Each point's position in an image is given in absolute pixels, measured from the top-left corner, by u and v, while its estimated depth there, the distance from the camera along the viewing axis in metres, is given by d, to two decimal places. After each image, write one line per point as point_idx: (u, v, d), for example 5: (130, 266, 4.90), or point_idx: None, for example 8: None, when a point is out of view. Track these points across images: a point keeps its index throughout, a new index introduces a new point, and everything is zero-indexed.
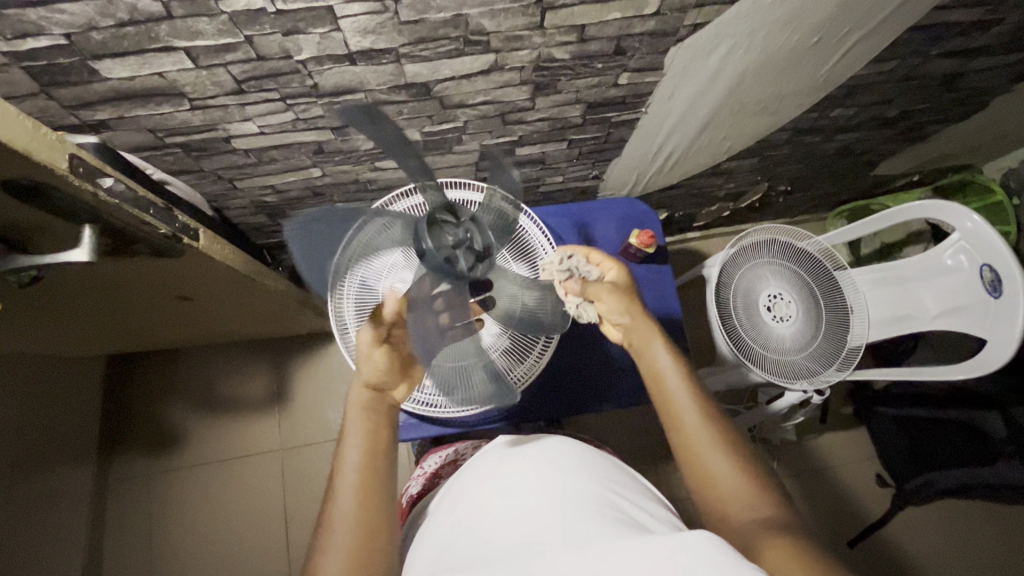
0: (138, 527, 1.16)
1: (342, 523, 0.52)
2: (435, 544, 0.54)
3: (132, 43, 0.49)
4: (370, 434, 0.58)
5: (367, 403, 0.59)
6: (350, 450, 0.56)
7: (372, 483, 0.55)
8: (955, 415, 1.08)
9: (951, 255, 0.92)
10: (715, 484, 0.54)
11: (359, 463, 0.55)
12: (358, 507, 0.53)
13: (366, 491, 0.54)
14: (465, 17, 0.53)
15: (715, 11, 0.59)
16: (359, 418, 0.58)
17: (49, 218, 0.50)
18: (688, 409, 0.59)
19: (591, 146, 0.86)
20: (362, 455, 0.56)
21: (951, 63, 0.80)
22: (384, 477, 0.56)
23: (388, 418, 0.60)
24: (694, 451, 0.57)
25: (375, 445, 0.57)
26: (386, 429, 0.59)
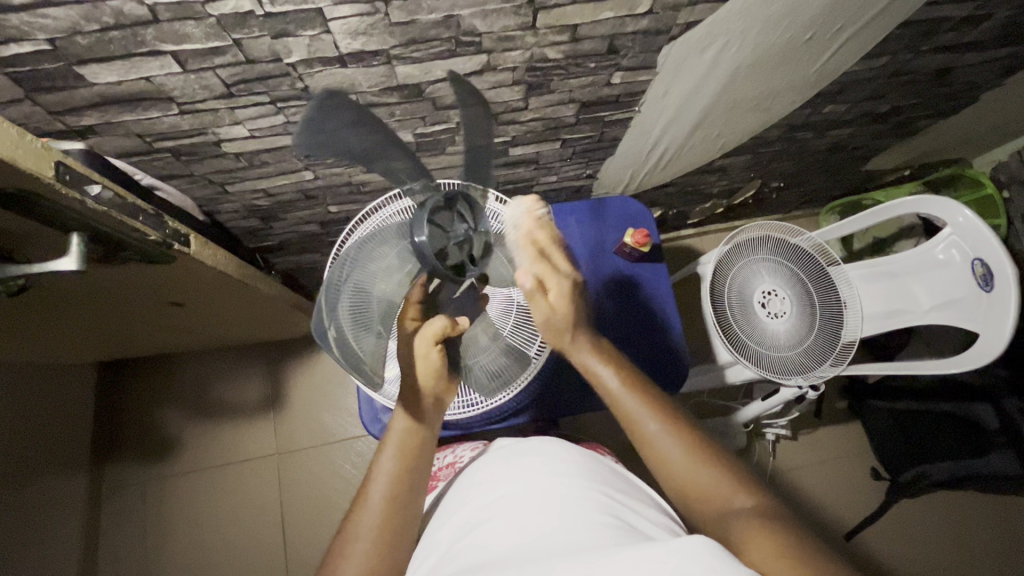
0: (134, 534, 1.15)
1: (365, 532, 0.53)
2: (433, 552, 0.54)
3: (118, 47, 0.48)
4: (411, 443, 0.59)
5: (414, 411, 0.60)
6: (386, 458, 0.58)
7: (399, 495, 0.55)
8: (945, 406, 1.10)
9: (942, 249, 0.92)
10: (681, 482, 0.55)
11: (392, 474, 0.57)
12: (383, 518, 0.54)
13: (394, 500, 0.55)
14: (458, 18, 0.52)
15: (707, 9, 0.59)
16: (403, 426, 0.60)
17: (37, 227, 0.49)
18: (644, 415, 0.59)
19: (585, 145, 0.86)
20: (396, 465, 0.57)
21: (942, 58, 0.81)
22: (414, 490, 0.57)
23: (433, 428, 0.61)
24: (652, 451, 0.57)
25: (412, 455, 0.58)
26: (428, 436, 0.60)
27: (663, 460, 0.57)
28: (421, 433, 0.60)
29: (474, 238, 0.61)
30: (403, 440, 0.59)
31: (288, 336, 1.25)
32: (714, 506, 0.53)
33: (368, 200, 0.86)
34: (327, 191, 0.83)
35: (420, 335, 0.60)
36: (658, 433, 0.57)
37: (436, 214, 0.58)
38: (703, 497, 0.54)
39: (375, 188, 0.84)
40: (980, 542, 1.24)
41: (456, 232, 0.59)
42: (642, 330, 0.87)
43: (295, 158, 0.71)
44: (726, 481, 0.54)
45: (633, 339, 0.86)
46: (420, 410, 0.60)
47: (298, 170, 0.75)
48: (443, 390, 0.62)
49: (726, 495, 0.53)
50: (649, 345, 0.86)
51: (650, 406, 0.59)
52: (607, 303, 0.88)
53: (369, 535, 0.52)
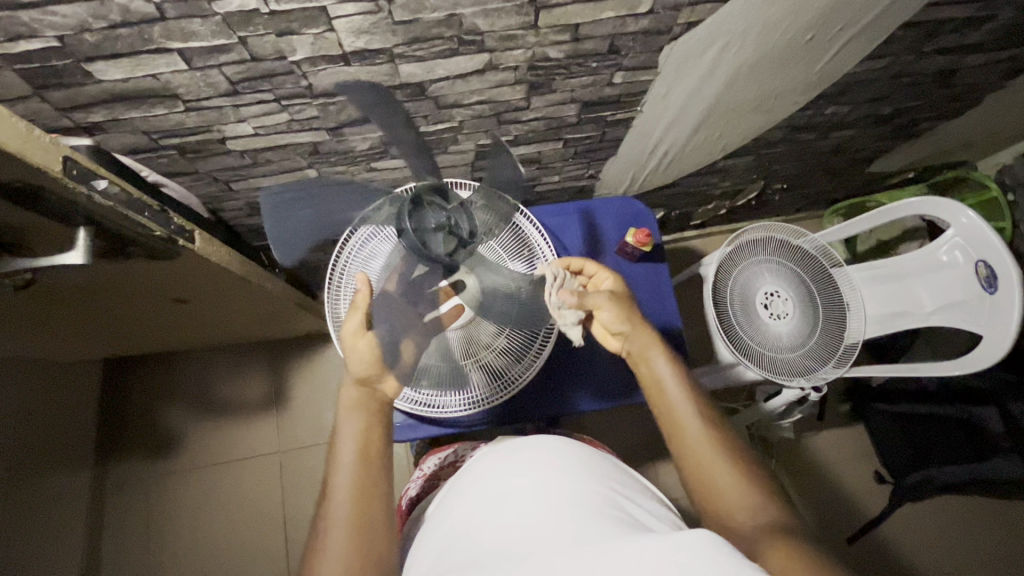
0: (137, 531, 1.16)
1: (337, 525, 0.54)
2: (436, 545, 0.54)
3: (125, 44, 0.49)
4: (361, 432, 0.59)
5: (354, 400, 0.61)
6: (342, 452, 0.58)
7: (362, 484, 0.56)
8: (952, 411, 1.09)
9: (946, 251, 0.92)
10: (705, 487, 0.56)
11: (352, 464, 0.57)
12: (352, 509, 0.55)
13: (360, 490, 0.56)
14: (460, 17, 0.53)
15: (708, 9, 0.59)
16: (349, 417, 0.60)
17: (44, 221, 0.50)
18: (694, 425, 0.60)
19: (587, 145, 0.86)
20: (354, 456, 0.58)
21: (945, 59, 0.81)
22: (373, 475, 0.57)
23: (380, 413, 0.62)
24: (700, 458, 0.58)
25: (362, 441, 0.59)
26: (377, 422, 0.61)
27: (707, 466, 0.57)
28: (369, 420, 0.60)
29: (456, 222, 0.56)
30: (353, 429, 0.59)
31: (291, 335, 1.25)
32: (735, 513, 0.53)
33: None
34: None
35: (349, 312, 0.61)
36: (702, 440, 0.59)
37: (412, 212, 0.55)
38: (724, 504, 0.54)
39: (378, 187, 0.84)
40: (984, 546, 1.23)
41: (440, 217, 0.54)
42: None
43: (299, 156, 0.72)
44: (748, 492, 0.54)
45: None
46: (362, 399, 0.61)
47: (302, 168, 0.75)
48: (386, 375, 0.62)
49: (752, 506, 0.53)
50: None
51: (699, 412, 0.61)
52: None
53: (343, 527, 0.54)
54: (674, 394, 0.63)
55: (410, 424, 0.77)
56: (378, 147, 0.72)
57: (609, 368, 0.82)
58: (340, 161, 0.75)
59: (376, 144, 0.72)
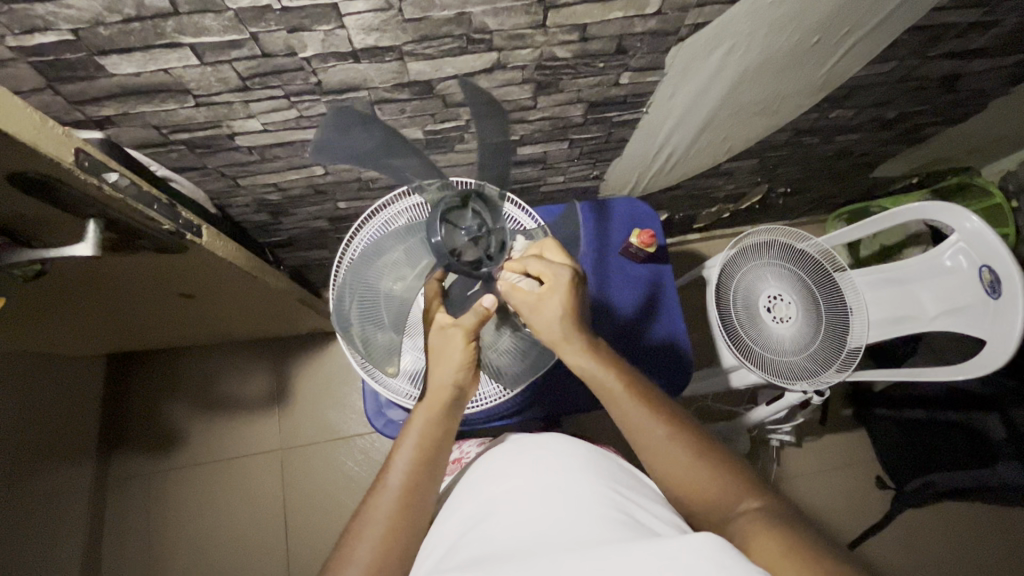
0: (137, 526, 1.16)
1: (377, 518, 0.54)
2: (441, 543, 0.54)
3: (138, 39, 0.50)
4: (428, 439, 0.58)
5: (438, 405, 0.59)
6: (404, 449, 0.57)
7: (414, 488, 0.56)
8: (951, 415, 1.08)
9: (949, 257, 0.92)
10: (683, 484, 0.55)
11: (409, 466, 0.56)
12: (396, 509, 0.54)
13: (409, 493, 0.55)
14: (469, 15, 0.53)
15: (715, 11, 0.59)
16: (423, 420, 0.59)
17: (55, 213, 0.50)
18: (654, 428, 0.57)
19: (592, 146, 0.86)
20: (414, 457, 0.57)
21: (950, 64, 0.81)
22: (430, 484, 0.57)
23: (451, 425, 0.60)
24: (658, 458, 0.57)
25: (429, 449, 0.58)
26: (445, 434, 0.59)
27: (671, 462, 0.56)
28: (437, 433, 0.58)
29: (490, 234, 0.59)
30: (422, 434, 0.58)
31: (294, 333, 1.26)
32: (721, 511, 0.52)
33: (377, 197, 0.87)
34: (337, 187, 0.84)
35: (458, 328, 0.58)
36: (665, 440, 0.57)
37: (450, 211, 0.58)
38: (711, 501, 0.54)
39: (384, 185, 0.85)
40: (985, 552, 1.22)
41: (471, 228, 0.58)
42: (646, 330, 0.87)
43: (306, 153, 0.72)
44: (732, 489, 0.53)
45: (637, 340, 0.87)
46: (443, 407, 0.59)
47: (309, 165, 0.76)
48: (469, 385, 0.61)
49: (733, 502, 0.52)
50: (652, 345, 0.87)
51: (653, 412, 0.58)
52: (611, 303, 0.88)
53: (381, 523, 0.53)
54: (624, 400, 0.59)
55: None
56: None
57: None
58: (347, 159, 0.76)
59: None
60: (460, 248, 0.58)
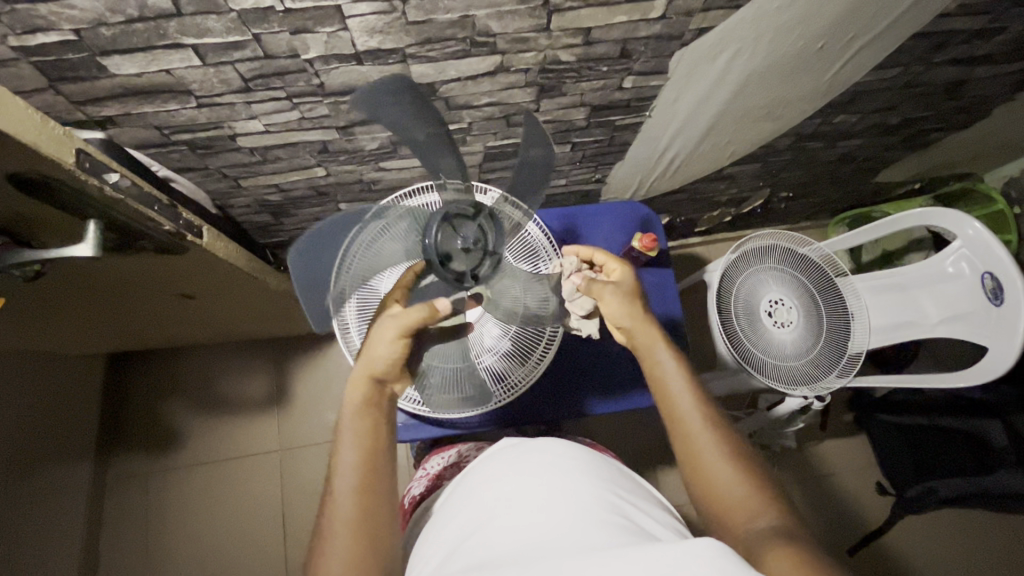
0: (135, 527, 1.16)
1: (341, 527, 0.52)
2: (441, 546, 0.54)
3: (141, 39, 0.50)
4: (365, 433, 0.57)
5: (362, 398, 0.58)
6: (346, 451, 0.56)
7: (366, 487, 0.54)
8: (951, 422, 1.09)
9: (952, 262, 0.92)
10: (706, 484, 0.57)
11: (355, 466, 0.55)
12: (355, 514, 0.53)
13: (362, 494, 0.54)
14: (473, 18, 0.53)
15: (719, 16, 0.59)
16: (354, 416, 0.58)
17: (55, 214, 0.50)
18: (696, 427, 0.59)
19: (595, 149, 0.86)
20: (357, 459, 0.56)
21: (955, 70, 0.81)
22: (381, 479, 0.56)
23: (387, 413, 0.60)
24: (690, 444, 0.59)
25: (368, 445, 0.57)
26: (382, 423, 0.58)
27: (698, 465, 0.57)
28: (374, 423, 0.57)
29: (487, 254, 0.57)
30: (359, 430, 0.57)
31: (294, 333, 1.25)
32: (739, 513, 0.53)
33: (378, 198, 0.87)
34: (338, 189, 0.83)
35: (391, 323, 0.57)
36: (701, 428, 0.59)
37: (453, 221, 0.56)
38: (727, 503, 0.54)
39: (385, 187, 0.85)
40: (984, 560, 1.22)
41: (467, 240, 0.56)
42: None
43: (308, 154, 0.72)
44: (752, 494, 0.54)
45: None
46: (369, 396, 0.58)
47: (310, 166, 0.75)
48: (394, 376, 0.59)
49: (751, 507, 0.53)
50: None
51: (697, 399, 0.61)
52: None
53: (347, 530, 0.52)
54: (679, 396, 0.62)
55: (411, 424, 0.77)
56: (387, 146, 0.72)
57: (612, 372, 0.82)
58: (349, 160, 0.75)
59: (385, 143, 0.72)
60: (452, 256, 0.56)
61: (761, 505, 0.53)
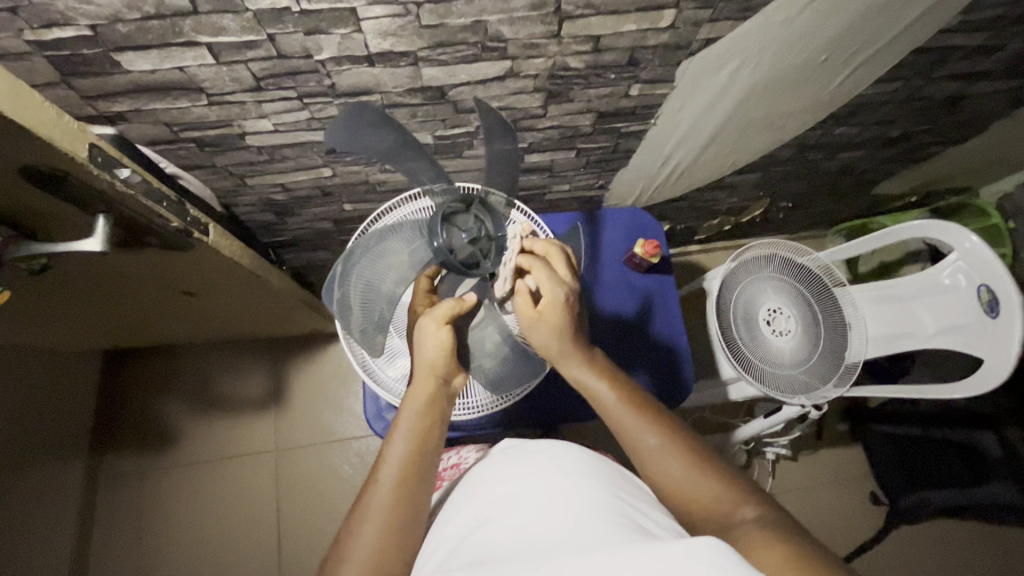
0: (128, 527, 1.15)
1: (374, 514, 0.52)
2: (444, 546, 0.53)
3: (156, 36, 0.50)
4: (419, 431, 0.57)
5: (425, 396, 0.58)
6: (398, 441, 0.56)
7: (409, 481, 0.54)
8: (948, 433, 1.10)
9: (948, 275, 0.93)
10: (680, 494, 0.55)
11: (404, 458, 0.55)
12: (392, 505, 0.53)
13: (404, 487, 0.54)
14: (485, 24, 0.54)
15: (727, 27, 0.60)
16: (412, 412, 0.57)
17: (64, 208, 0.50)
18: (646, 436, 0.57)
19: (599, 155, 0.87)
20: (406, 453, 0.56)
21: (954, 86, 0.82)
22: (424, 475, 0.56)
23: (443, 415, 0.59)
24: (649, 464, 0.57)
25: (421, 442, 0.57)
26: (437, 425, 0.58)
27: (667, 477, 0.55)
28: (430, 423, 0.57)
29: (490, 240, 0.64)
30: (415, 425, 0.57)
31: (294, 333, 1.25)
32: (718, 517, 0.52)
33: (383, 199, 0.88)
34: (344, 189, 0.84)
35: (427, 316, 0.58)
36: (657, 449, 0.56)
37: (453, 216, 0.63)
38: (717, 507, 0.52)
39: (391, 188, 0.85)
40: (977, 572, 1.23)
41: (470, 231, 0.63)
42: (636, 337, 0.88)
43: (315, 154, 0.72)
44: (723, 494, 0.53)
45: (624, 348, 0.87)
46: (429, 397, 0.58)
47: (318, 166, 0.76)
48: (452, 374, 0.60)
49: (729, 506, 0.52)
50: (652, 355, 0.87)
51: (645, 421, 0.58)
52: (601, 307, 0.88)
53: (379, 517, 0.52)
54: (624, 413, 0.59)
55: None
56: None
57: None
58: (356, 161, 0.76)
59: None
60: (457, 249, 0.62)
61: (740, 503, 0.52)
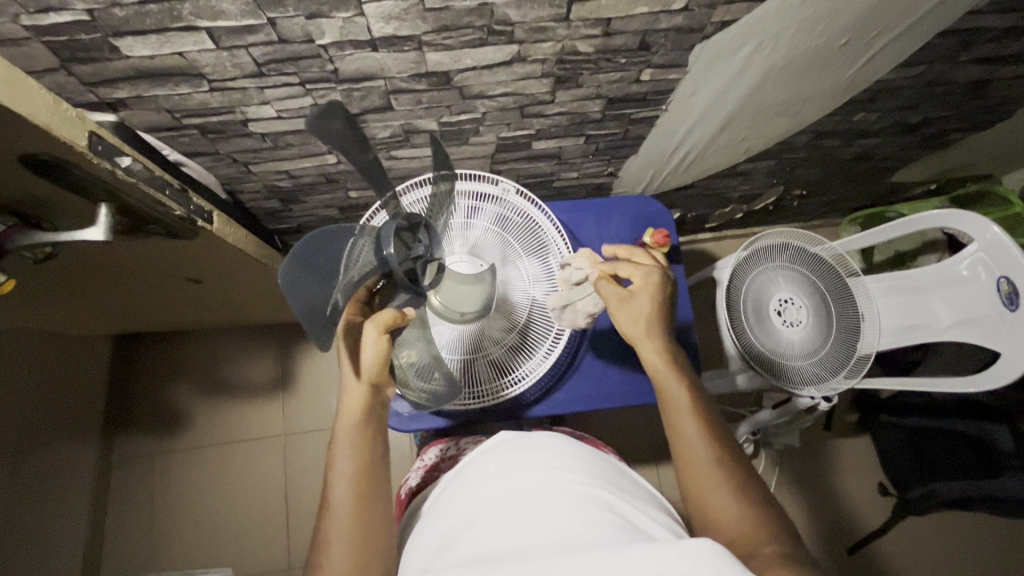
0: (140, 509, 1.17)
1: (340, 534, 0.52)
2: (427, 551, 0.53)
3: (154, 21, 0.49)
4: (361, 446, 0.56)
5: (359, 407, 0.57)
6: (342, 460, 0.55)
7: (366, 496, 0.54)
8: (959, 426, 1.08)
9: (966, 266, 0.90)
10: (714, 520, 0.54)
11: (352, 475, 0.55)
12: (354, 523, 0.53)
13: (361, 503, 0.54)
14: (491, 6, 0.52)
15: (744, 8, 0.58)
16: (347, 430, 0.56)
17: (65, 196, 0.50)
18: (702, 453, 0.57)
19: (609, 142, 0.85)
20: (354, 468, 0.55)
21: (980, 69, 0.79)
22: (381, 485, 0.56)
23: (379, 422, 0.58)
24: (696, 482, 0.56)
25: (366, 455, 0.56)
26: (376, 434, 0.57)
27: (705, 502, 0.55)
28: (368, 436, 0.56)
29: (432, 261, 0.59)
30: (354, 440, 0.56)
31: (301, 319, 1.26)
32: (736, 545, 0.51)
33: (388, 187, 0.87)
34: (349, 176, 0.83)
35: (369, 322, 0.56)
36: (706, 463, 0.56)
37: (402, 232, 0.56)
38: (725, 534, 0.53)
39: (396, 175, 0.84)
40: (986, 565, 1.22)
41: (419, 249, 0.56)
42: None
43: (319, 141, 0.71)
44: (755, 524, 0.52)
45: None
46: (362, 410, 0.57)
47: (322, 153, 0.75)
48: (384, 382, 0.58)
49: (755, 542, 0.51)
50: None
51: (704, 433, 0.58)
52: None
53: (345, 538, 0.52)
54: (687, 425, 0.59)
55: (414, 415, 0.76)
56: (399, 134, 0.72)
57: (619, 368, 0.81)
58: None
59: (397, 131, 0.72)
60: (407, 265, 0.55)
61: (762, 537, 0.51)
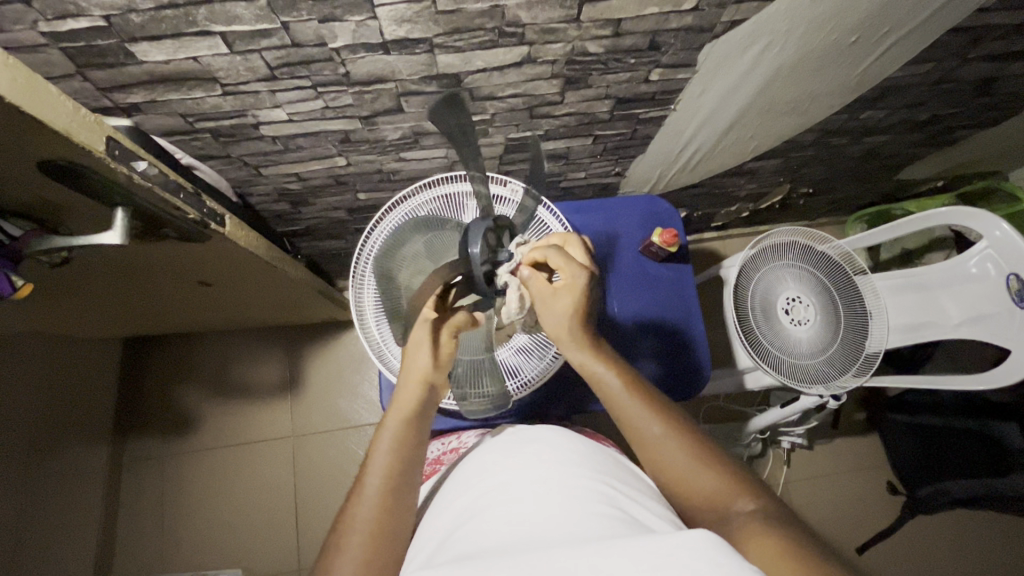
0: (151, 512, 1.17)
1: (361, 524, 0.52)
2: (430, 543, 0.52)
3: (169, 26, 0.49)
4: (400, 440, 0.57)
5: (410, 405, 0.58)
6: (380, 453, 0.56)
7: (392, 490, 0.55)
8: (968, 424, 1.08)
9: (976, 263, 0.90)
10: (683, 485, 0.54)
11: (385, 468, 0.55)
12: (377, 514, 0.53)
13: (386, 495, 0.54)
14: (503, 8, 0.52)
15: (754, 7, 0.58)
16: (393, 425, 0.58)
17: (83, 200, 0.50)
18: (652, 427, 0.56)
19: (617, 142, 0.85)
20: (389, 460, 0.56)
21: (989, 66, 0.79)
22: (408, 480, 0.56)
23: (425, 420, 0.60)
24: (658, 457, 0.55)
25: (403, 449, 0.57)
26: (419, 431, 0.59)
27: (675, 473, 0.54)
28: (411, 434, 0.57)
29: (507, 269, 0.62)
30: (397, 434, 0.57)
31: (309, 321, 1.26)
32: (712, 511, 0.51)
33: (397, 188, 0.87)
34: (358, 178, 0.83)
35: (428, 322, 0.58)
36: (659, 439, 0.55)
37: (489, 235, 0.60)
38: (696, 501, 0.53)
39: (405, 177, 0.84)
40: (996, 563, 1.21)
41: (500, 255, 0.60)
42: (655, 326, 0.86)
43: (329, 143, 0.72)
44: (726, 483, 0.52)
45: (643, 337, 0.86)
46: (414, 407, 0.59)
47: (331, 155, 0.75)
48: (438, 382, 0.61)
49: (724, 501, 0.51)
50: (671, 344, 0.86)
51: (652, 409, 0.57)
52: (620, 295, 0.87)
53: (365, 530, 0.52)
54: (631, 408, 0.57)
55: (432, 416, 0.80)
56: (408, 136, 0.73)
57: None
58: (370, 150, 0.75)
59: (406, 133, 0.72)
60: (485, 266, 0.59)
61: (733, 494, 0.51)
